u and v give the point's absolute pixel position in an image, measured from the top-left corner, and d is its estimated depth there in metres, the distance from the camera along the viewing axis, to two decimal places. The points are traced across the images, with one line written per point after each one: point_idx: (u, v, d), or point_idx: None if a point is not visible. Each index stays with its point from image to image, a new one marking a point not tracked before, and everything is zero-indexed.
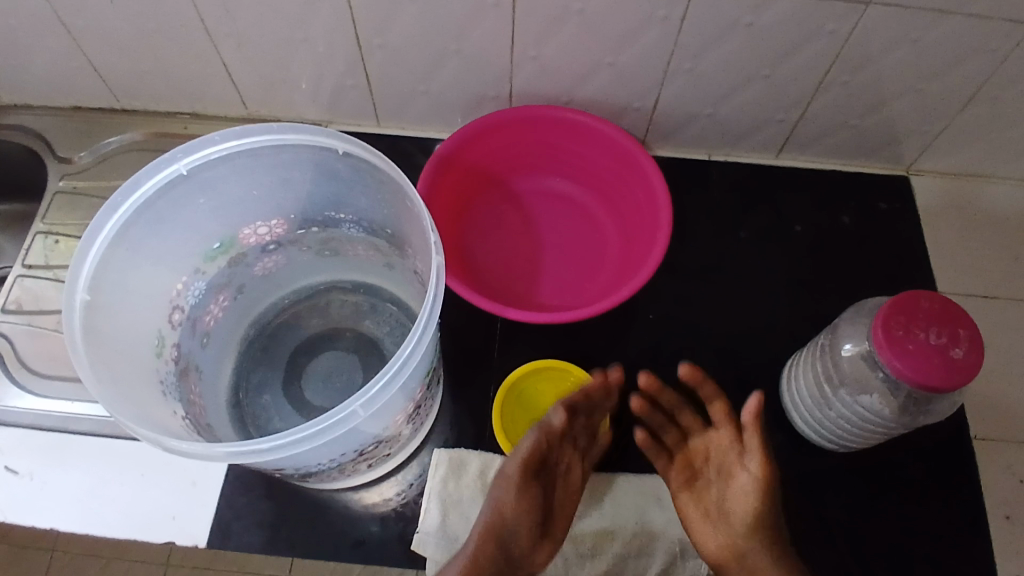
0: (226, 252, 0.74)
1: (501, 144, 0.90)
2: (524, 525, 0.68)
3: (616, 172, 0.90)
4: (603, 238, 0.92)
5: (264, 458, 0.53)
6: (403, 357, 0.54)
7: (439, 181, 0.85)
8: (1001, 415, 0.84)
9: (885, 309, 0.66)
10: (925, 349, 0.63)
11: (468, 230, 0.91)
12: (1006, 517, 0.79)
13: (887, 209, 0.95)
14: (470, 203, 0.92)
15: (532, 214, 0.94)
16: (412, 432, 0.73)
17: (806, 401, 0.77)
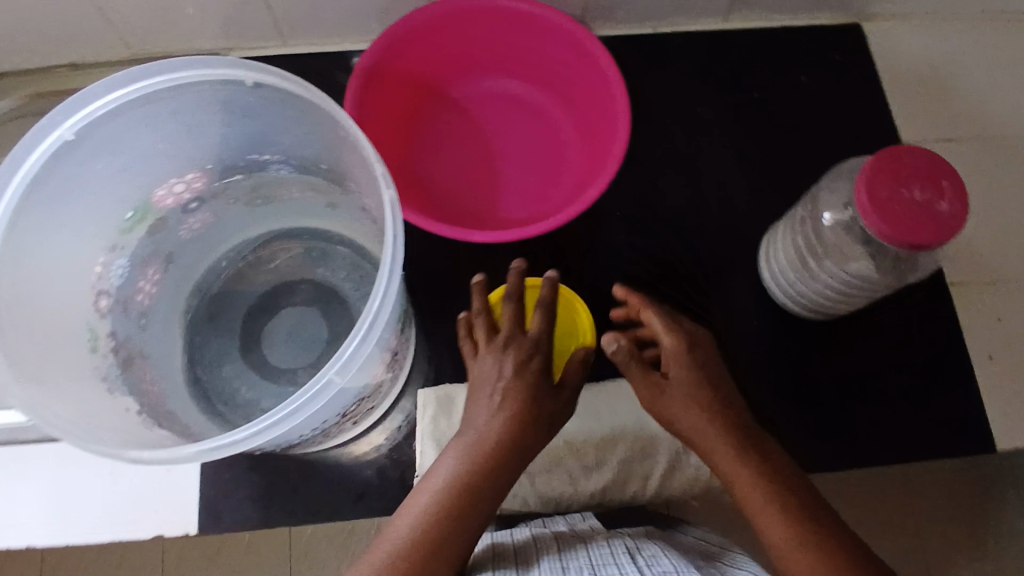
0: (142, 220, 0.65)
1: (432, 48, 0.80)
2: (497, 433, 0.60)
3: (561, 60, 0.81)
4: (561, 137, 0.85)
5: (240, 447, 0.47)
6: (373, 313, 0.48)
7: (368, 97, 0.76)
8: (975, 257, 0.84)
9: (867, 171, 0.63)
10: (910, 208, 0.61)
11: (412, 148, 0.83)
12: (988, 357, 0.81)
13: (845, 62, 0.90)
14: (409, 117, 0.83)
15: (479, 120, 0.85)
16: (393, 378, 0.68)
17: (789, 276, 0.76)
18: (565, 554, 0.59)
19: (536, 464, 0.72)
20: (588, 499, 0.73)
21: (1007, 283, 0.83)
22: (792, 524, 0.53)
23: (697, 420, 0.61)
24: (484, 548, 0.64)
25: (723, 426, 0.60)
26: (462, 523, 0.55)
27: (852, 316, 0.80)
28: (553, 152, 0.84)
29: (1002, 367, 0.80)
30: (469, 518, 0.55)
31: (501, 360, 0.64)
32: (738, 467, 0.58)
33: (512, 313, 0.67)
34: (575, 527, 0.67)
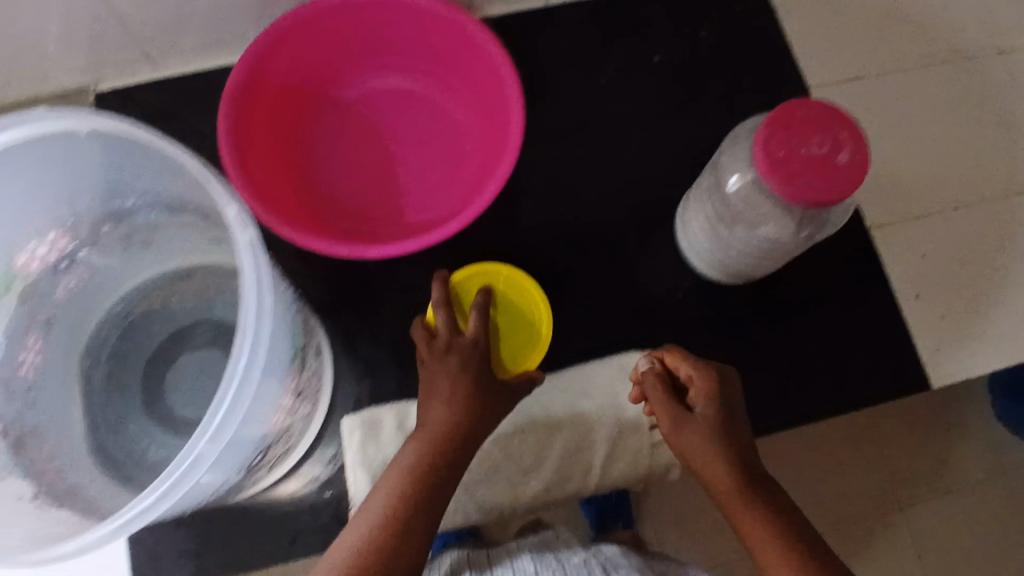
0: (10, 290, 0.60)
1: (307, 53, 0.75)
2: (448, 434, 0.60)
3: (446, 50, 0.78)
4: (462, 128, 0.80)
5: (123, 528, 0.44)
6: (241, 374, 0.44)
7: (244, 117, 0.71)
8: (896, 195, 0.83)
9: (763, 131, 0.61)
10: (808, 164, 0.59)
11: (305, 160, 0.78)
12: (916, 296, 0.80)
13: (743, 11, 0.87)
14: (298, 128, 0.79)
15: (375, 120, 0.80)
16: (308, 413, 0.64)
17: (704, 245, 0.74)
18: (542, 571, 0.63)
19: (472, 476, 0.70)
20: (531, 501, 0.71)
21: (929, 217, 0.82)
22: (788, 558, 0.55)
23: (699, 449, 0.60)
24: (451, 567, 0.67)
25: (729, 460, 0.59)
26: (414, 527, 0.55)
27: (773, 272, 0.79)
28: (456, 145, 0.80)
29: (930, 304, 0.80)
30: (419, 524, 0.55)
31: (443, 364, 0.63)
32: (741, 502, 0.58)
33: (444, 318, 0.66)
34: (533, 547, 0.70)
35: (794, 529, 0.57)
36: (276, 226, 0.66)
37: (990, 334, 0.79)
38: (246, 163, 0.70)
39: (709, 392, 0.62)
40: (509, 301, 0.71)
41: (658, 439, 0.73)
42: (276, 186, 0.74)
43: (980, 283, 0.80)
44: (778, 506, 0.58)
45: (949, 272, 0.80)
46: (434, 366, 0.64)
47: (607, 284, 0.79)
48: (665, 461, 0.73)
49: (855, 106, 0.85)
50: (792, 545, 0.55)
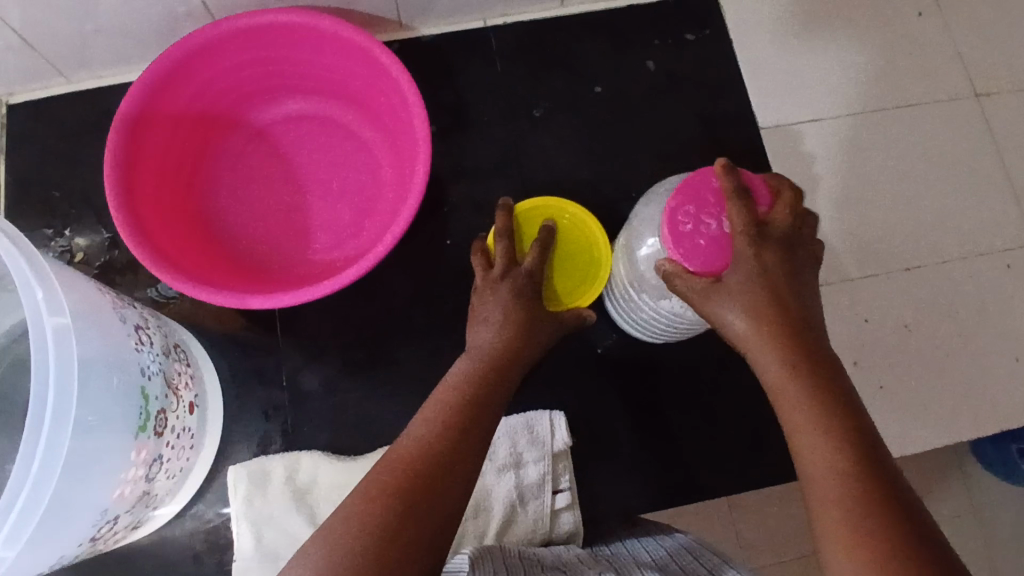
0: None
1: (210, 76, 0.70)
2: (484, 376, 0.55)
3: (362, 77, 0.72)
4: (375, 159, 0.77)
5: None
6: (33, 477, 0.42)
7: (136, 147, 0.66)
8: (843, 251, 0.77)
9: (673, 201, 0.54)
10: (718, 241, 0.53)
11: (209, 187, 0.76)
12: (855, 363, 0.74)
13: (696, 40, 0.81)
14: (201, 153, 0.76)
15: (285, 147, 0.78)
16: (177, 472, 0.61)
17: (618, 301, 0.70)
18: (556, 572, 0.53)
19: None
20: None
21: (874, 278, 0.77)
22: (855, 520, 0.40)
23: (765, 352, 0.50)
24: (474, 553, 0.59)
25: (805, 369, 0.48)
26: (446, 482, 0.46)
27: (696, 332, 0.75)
28: (368, 177, 0.77)
29: (870, 373, 0.74)
30: (446, 495, 0.45)
31: (496, 291, 0.60)
32: (794, 388, 0.47)
33: (500, 245, 0.62)
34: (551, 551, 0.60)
35: (873, 459, 0.43)
36: (155, 270, 0.61)
37: (927, 409, 0.74)
38: (134, 197, 0.65)
39: (765, 252, 0.51)
40: (568, 241, 0.65)
41: (559, 507, 0.69)
42: (174, 220, 0.71)
43: (921, 352, 0.75)
44: (829, 372, 0.48)
45: (890, 339, 0.75)
46: (490, 295, 0.61)
47: None
48: (566, 532, 0.69)
49: (809, 150, 0.79)
50: (862, 467, 0.42)
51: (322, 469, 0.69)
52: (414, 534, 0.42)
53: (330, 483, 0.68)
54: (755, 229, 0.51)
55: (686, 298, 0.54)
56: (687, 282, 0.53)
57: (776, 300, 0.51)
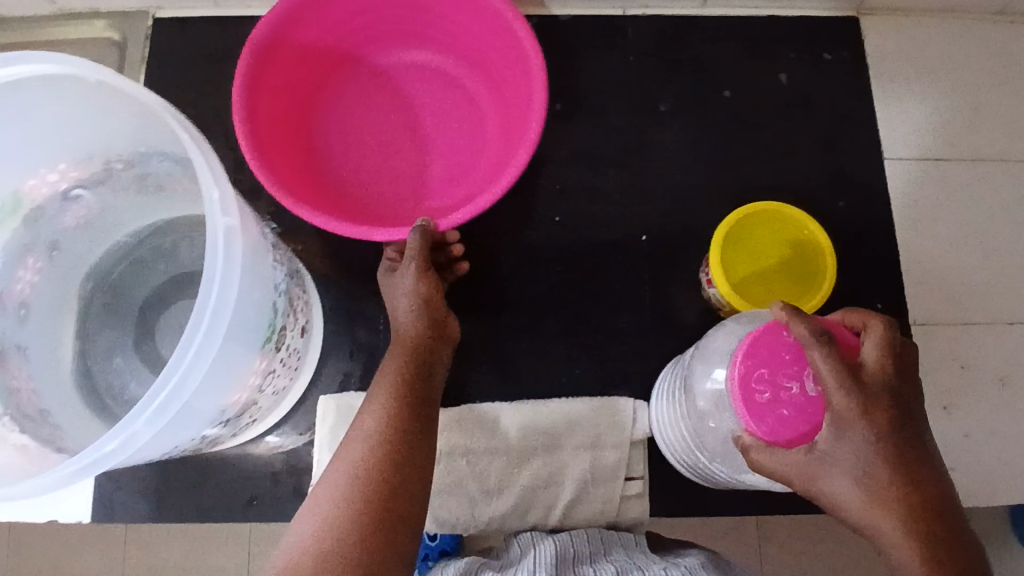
0: (15, 210, 0.59)
1: (343, 15, 0.73)
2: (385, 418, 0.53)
3: (486, 40, 0.74)
4: (486, 126, 0.78)
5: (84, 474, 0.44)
6: (187, 364, 0.43)
7: (263, 68, 0.69)
8: (949, 293, 0.77)
9: (742, 364, 0.52)
10: (801, 407, 0.51)
11: (321, 126, 0.77)
12: (944, 408, 0.74)
13: (832, 60, 0.80)
14: (320, 91, 0.77)
15: (400, 101, 0.79)
16: (278, 391, 0.63)
17: (674, 445, 0.68)
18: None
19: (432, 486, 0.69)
20: (485, 525, 0.69)
21: (975, 325, 0.76)
22: None
23: (876, 516, 0.46)
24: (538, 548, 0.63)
25: (918, 531, 0.45)
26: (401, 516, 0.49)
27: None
28: (476, 141, 0.78)
29: (958, 419, 0.74)
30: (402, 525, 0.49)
31: None
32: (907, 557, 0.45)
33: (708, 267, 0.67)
34: (585, 548, 0.63)
35: None
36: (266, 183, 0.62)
37: (1010, 465, 0.73)
38: (256, 114, 0.67)
39: (873, 418, 0.46)
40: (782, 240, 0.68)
41: (630, 493, 0.70)
42: (288, 149, 0.73)
43: (1013, 407, 0.75)
44: (947, 538, 0.45)
45: (982, 388, 0.75)
46: None
47: (617, 320, 0.75)
48: (632, 518, 0.70)
49: (927, 188, 0.79)
50: None
51: None
52: (382, 561, 0.47)
53: None
54: (854, 388, 0.46)
55: (790, 481, 0.49)
56: (776, 460, 0.50)
57: (891, 461, 0.46)
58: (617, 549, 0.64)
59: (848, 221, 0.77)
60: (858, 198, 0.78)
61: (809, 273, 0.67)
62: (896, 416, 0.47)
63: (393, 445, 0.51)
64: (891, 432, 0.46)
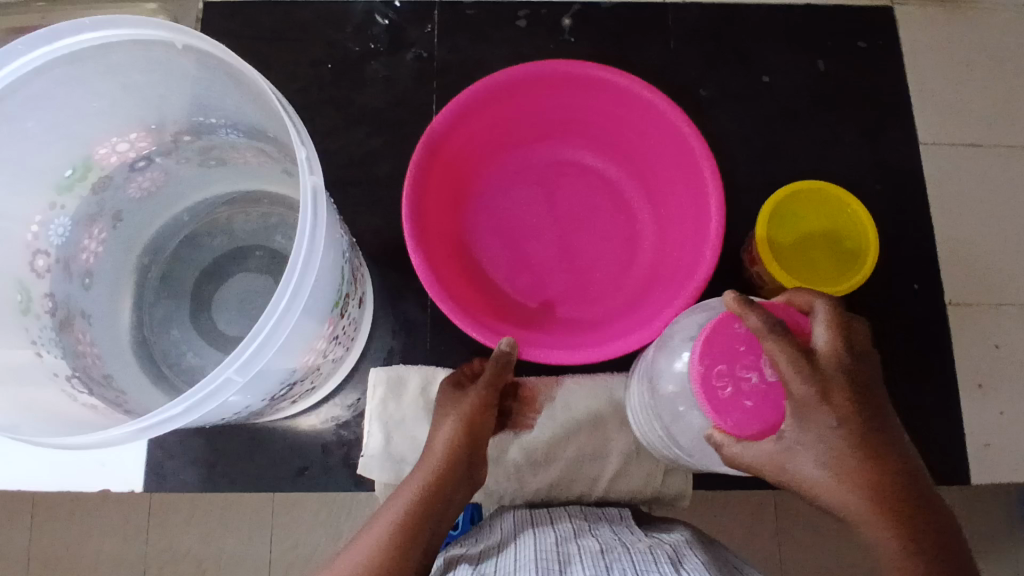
0: (84, 177, 0.61)
1: (509, 108, 0.71)
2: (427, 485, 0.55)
3: (648, 138, 0.72)
4: (638, 225, 0.77)
5: (178, 420, 0.46)
6: (279, 314, 0.45)
7: (427, 172, 0.66)
8: (981, 274, 0.79)
9: (703, 361, 0.50)
10: (770, 394, 0.48)
11: (465, 223, 0.75)
12: (978, 385, 0.76)
13: (867, 48, 0.83)
14: (464, 191, 0.75)
15: (550, 193, 0.77)
16: (335, 360, 0.65)
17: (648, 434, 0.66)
18: (585, 561, 0.52)
19: None
20: (531, 497, 0.71)
21: (1007, 306, 0.78)
22: None
23: (845, 496, 0.45)
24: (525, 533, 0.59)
25: (887, 508, 0.44)
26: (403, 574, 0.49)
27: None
28: (622, 239, 0.76)
29: (992, 397, 0.76)
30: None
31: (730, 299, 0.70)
32: (879, 536, 0.44)
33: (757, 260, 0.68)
34: (569, 528, 0.60)
35: None
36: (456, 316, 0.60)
37: None
38: (424, 222, 0.65)
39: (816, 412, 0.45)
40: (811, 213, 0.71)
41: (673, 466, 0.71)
42: (445, 245, 0.71)
43: None
44: (918, 510, 0.45)
45: (1016, 368, 0.77)
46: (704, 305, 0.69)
47: None
48: (674, 491, 0.72)
49: (960, 172, 0.81)
50: None
51: None
52: None
53: None
54: (811, 373, 0.45)
55: (760, 470, 0.48)
56: (745, 453, 0.48)
57: (854, 441, 0.45)
58: (602, 526, 0.62)
59: (885, 204, 0.79)
60: (894, 182, 0.79)
61: (846, 230, 0.70)
62: (854, 394, 0.45)
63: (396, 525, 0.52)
64: (850, 411, 0.45)
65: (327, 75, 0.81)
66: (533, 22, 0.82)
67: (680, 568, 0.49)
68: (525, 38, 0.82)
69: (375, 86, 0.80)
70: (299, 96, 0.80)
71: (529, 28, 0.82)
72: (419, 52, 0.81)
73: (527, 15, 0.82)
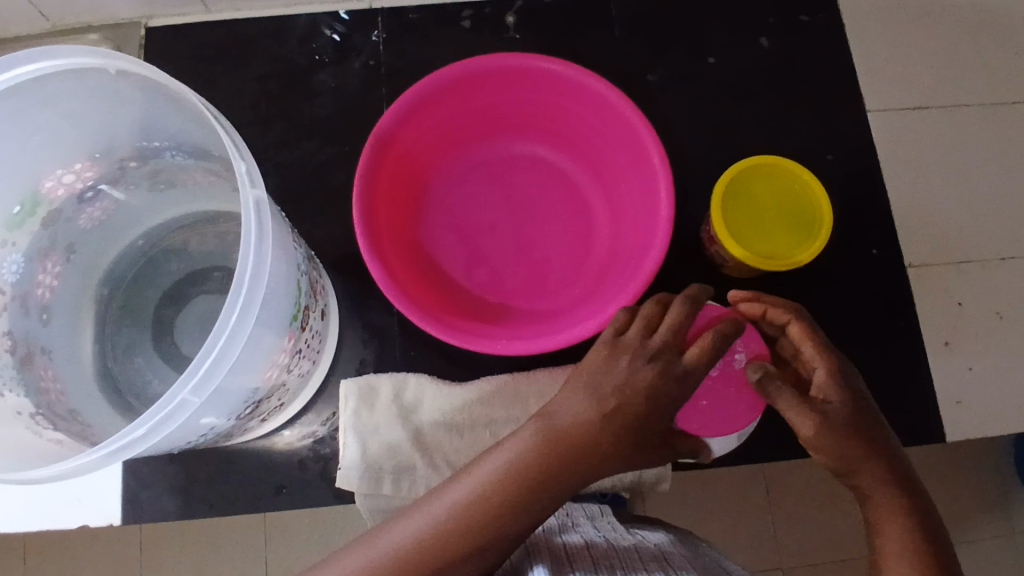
0: (33, 212, 0.61)
1: (458, 105, 0.72)
2: (564, 455, 0.50)
3: (597, 127, 0.72)
4: (594, 214, 0.77)
5: (136, 445, 0.46)
6: (230, 329, 0.45)
7: (378, 168, 0.67)
8: (939, 234, 0.80)
9: (700, 417, 0.59)
10: (721, 392, 0.59)
11: (421, 224, 0.76)
12: (945, 344, 0.77)
13: (809, 22, 0.84)
14: (418, 192, 0.76)
15: (503, 187, 0.78)
16: (303, 373, 0.65)
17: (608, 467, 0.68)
18: (574, 554, 0.54)
19: (460, 458, 0.70)
20: None
21: (966, 264, 0.80)
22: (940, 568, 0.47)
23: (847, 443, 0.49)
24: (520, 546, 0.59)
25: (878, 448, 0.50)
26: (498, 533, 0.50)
27: (784, 288, 0.76)
28: (579, 230, 0.77)
29: (960, 354, 0.77)
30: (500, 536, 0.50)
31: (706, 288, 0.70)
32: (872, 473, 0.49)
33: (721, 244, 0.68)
34: (552, 524, 0.62)
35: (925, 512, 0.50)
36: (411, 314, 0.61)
37: (1012, 393, 0.76)
38: (374, 224, 0.66)
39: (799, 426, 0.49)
40: (759, 187, 0.71)
41: None
42: (402, 243, 0.72)
43: (1009, 339, 0.78)
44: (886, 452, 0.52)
45: (979, 323, 0.78)
46: None
47: None
48: (655, 475, 0.71)
49: (910, 136, 0.82)
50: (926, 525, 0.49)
51: (426, 392, 0.71)
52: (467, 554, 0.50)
53: (433, 405, 0.71)
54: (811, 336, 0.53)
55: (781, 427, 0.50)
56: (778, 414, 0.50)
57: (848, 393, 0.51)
58: (582, 520, 0.64)
59: (839, 173, 0.80)
60: (846, 150, 0.80)
61: (795, 193, 0.71)
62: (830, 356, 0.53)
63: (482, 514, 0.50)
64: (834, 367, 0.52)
65: (276, 91, 0.81)
66: (477, 22, 0.83)
67: (666, 563, 0.52)
68: (471, 39, 0.82)
69: (325, 98, 0.80)
70: (248, 114, 0.80)
71: (475, 28, 0.83)
72: (366, 60, 0.81)
73: (471, 15, 0.83)
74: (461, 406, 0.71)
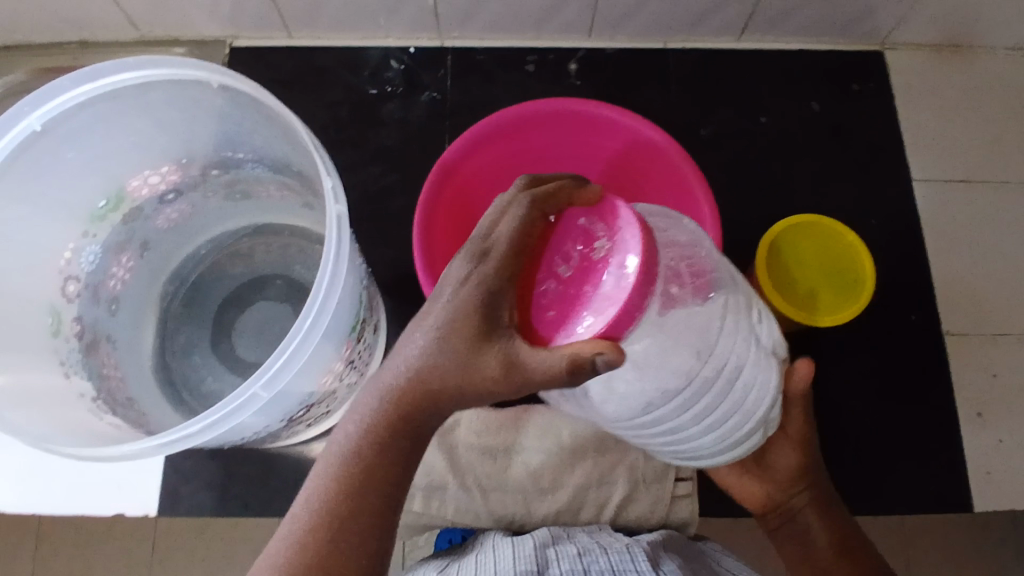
0: (116, 208, 0.65)
1: (522, 144, 0.76)
2: (430, 370, 0.44)
3: (651, 177, 0.75)
4: None
5: (202, 435, 0.48)
6: (303, 333, 0.47)
7: (440, 196, 0.71)
8: (976, 305, 0.81)
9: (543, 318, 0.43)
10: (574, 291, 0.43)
11: None
12: (978, 415, 0.77)
13: (859, 91, 0.87)
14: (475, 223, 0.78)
15: None
16: (350, 385, 0.67)
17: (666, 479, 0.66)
18: (565, 569, 0.57)
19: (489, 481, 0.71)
20: (539, 522, 0.71)
21: (1004, 337, 0.80)
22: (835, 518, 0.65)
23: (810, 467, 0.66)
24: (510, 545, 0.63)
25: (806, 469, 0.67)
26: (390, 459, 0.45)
27: (819, 345, 0.77)
28: None
29: (992, 426, 0.77)
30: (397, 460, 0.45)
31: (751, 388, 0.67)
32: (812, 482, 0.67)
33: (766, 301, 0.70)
34: (546, 536, 0.64)
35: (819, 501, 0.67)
36: None
37: None
38: (433, 250, 0.70)
39: (773, 459, 0.65)
40: (801, 245, 0.74)
41: (679, 494, 0.72)
42: None
43: None
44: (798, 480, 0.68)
45: (1012, 397, 0.78)
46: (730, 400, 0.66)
47: None
48: (681, 519, 0.71)
49: (952, 207, 0.84)
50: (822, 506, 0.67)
51: (464, 414, 0.73)
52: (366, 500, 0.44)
53: (469, 428, 0.73)
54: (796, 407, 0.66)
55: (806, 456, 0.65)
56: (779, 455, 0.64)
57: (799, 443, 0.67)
58: (579, 532, 0.66)
59: (881, 239, 0.81)
60: (888, 217, 0.82)
61: (835, 250, 0.73)
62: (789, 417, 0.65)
63: (365, 454, 0.45)
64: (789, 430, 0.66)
65: (345, 115, 0.85)
66: (540, 67, 0.87)
67: (657, 569, 0.56)
68: (533, 82, 0.86)
69: (390, 127, 0.84)
70: (317, 135, 0.84)
71: (538, 72, 0.87)
72: (433, 94, 0.86)
73: (536, 60, 0.87)
74: (497, 432, 0.73)
